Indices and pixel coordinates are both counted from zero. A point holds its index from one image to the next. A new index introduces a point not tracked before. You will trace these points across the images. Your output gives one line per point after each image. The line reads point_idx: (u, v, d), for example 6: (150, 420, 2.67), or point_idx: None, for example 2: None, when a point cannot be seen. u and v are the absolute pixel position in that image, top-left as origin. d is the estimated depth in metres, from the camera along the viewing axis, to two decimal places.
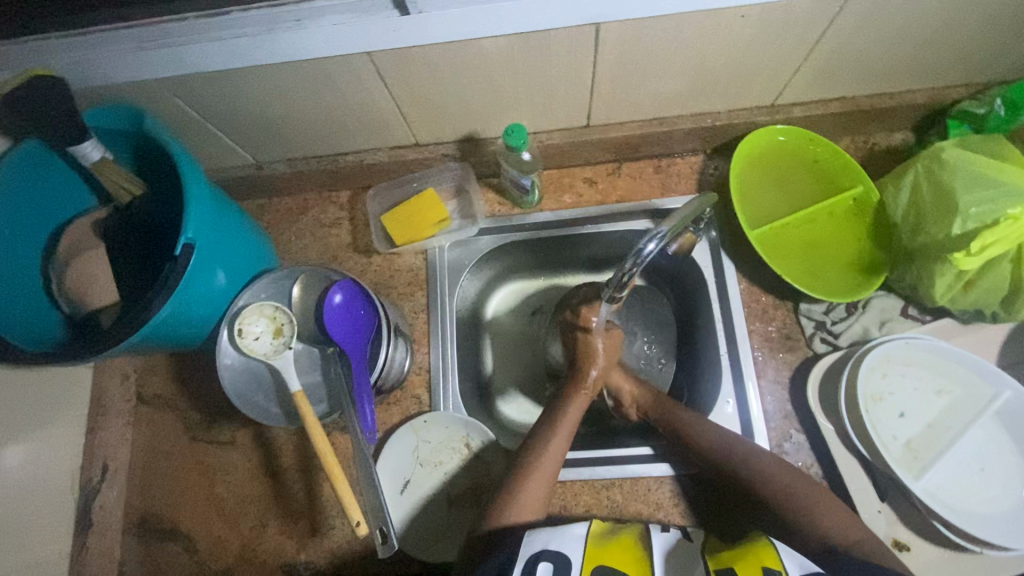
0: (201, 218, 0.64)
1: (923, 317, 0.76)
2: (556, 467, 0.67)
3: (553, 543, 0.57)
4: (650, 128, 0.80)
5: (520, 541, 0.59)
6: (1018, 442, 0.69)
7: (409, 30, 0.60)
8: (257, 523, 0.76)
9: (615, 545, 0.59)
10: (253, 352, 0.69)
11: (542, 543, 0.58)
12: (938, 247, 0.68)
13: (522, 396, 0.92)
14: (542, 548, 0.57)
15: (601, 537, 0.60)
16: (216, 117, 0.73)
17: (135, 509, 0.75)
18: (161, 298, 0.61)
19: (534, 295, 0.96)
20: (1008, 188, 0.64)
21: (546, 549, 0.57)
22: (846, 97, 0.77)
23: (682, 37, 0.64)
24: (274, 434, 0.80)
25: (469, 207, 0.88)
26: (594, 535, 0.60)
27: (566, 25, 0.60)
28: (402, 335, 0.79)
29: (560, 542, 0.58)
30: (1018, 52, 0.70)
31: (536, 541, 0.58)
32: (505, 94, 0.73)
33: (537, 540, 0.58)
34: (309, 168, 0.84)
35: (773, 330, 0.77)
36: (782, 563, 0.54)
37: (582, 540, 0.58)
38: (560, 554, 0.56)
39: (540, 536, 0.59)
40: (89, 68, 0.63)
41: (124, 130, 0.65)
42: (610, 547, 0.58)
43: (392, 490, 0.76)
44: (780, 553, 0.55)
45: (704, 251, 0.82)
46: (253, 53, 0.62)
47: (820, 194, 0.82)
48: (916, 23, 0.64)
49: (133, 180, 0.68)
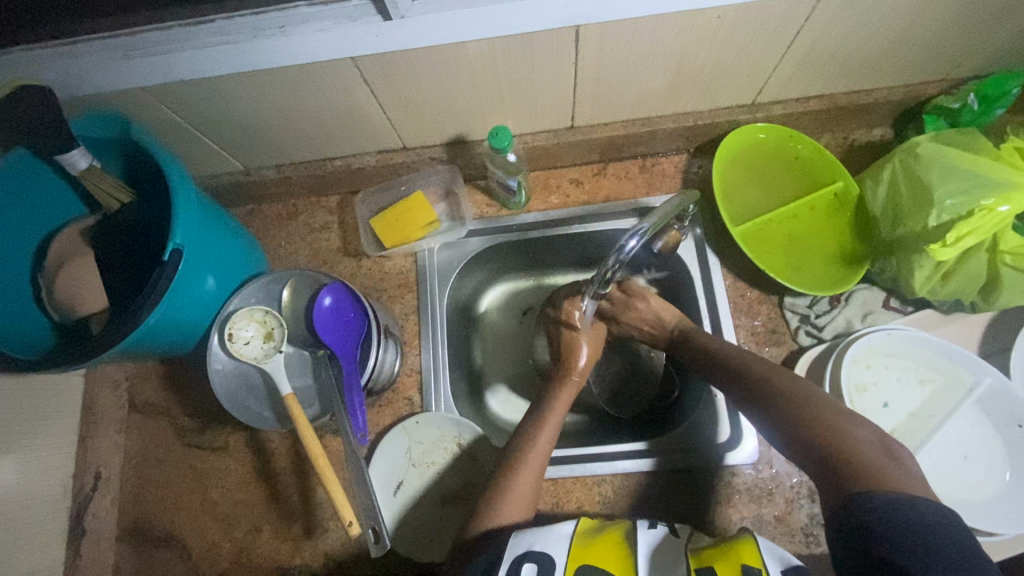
0: (189, 225, 0.64)
1: (905, 308, 0.78)
2: (543, 461, 0.68)
3: (538, 544, 0.58)
4: (634, 128, 0.81)
5: (506, 543, 0.60)
6: (1000, 428, 0.70)
7: (393, 35, 0.61)
8: (252, 528, 0.76)
9: (601, 543, 0.59)
10: (243, 357, 0.69)
11: (527, 544, 0.58)
12: (916, 240, 0.70)
13: (512, 394, 0.93)
14: (527, 549, 0.58)
15: (586, 535, 0.60)
16: (204, 124, 0.74)
17: (128, 516, 0.77)
18: (150, 305, 0.61)
19: (523, 295, 0.98)
20: (982, 180, 0.66)
21: (531, 551, 0.57)
22: (825, 95, 0.79)
23: (660, 38, 0.65)
24: (268, 438, 0.80)
25: (457, 209, 0.89)
26: (580, 533, 0.60)
27: (545, 28, 0.61)
28: (392, 336, 0.79)
29: (545, 542, 0.58)
30: (990, 47, 0.71)
31: (522, 543, 0.59)
32: (489, 97, 0.74)
33: (523, 541, 0.59)
34: (297, 173, 0.85)
35: (759, 324, 0.79)
36: (761, 561, 0.56)
37: (568, 539, 0.59)
38: (545, 555, 0.57)
39: (526, 537, 0.60)
40: (76, 78, 0.64)
41: (112, 138, 0.66)
42: (596, 544, 0.59)
43: (385, 492, 0.77)
44: (761, 552, 0.57)
45: (690, 248, 0.83)
46: (237, 60, 0.62)
47: (802, 190, 0.83)
48: (888, 21, 0.65)
49: (123, 188, 0.68)
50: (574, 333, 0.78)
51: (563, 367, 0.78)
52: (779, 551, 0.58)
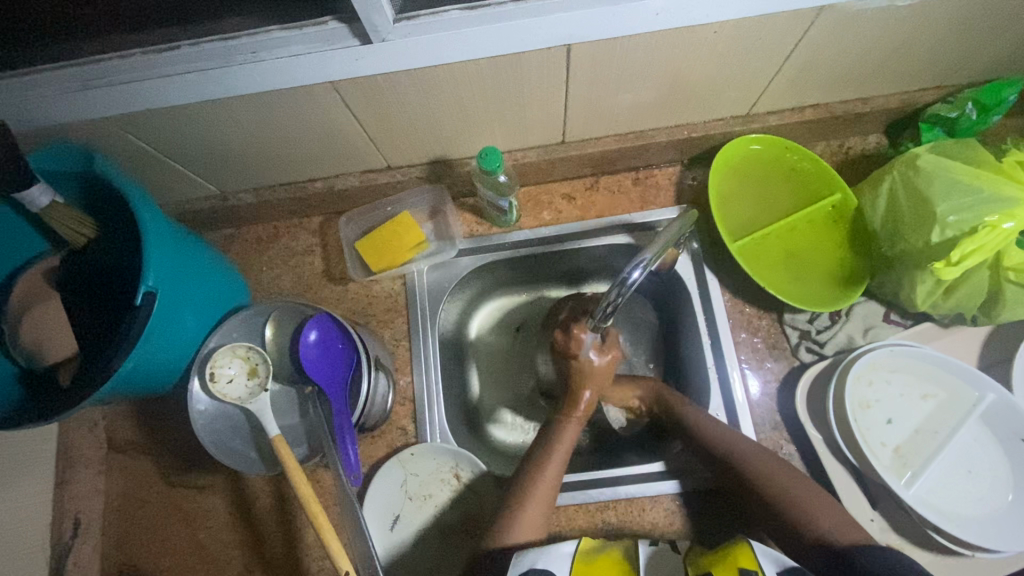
0: (162, 263, 0.60)
1: (905, 321, 0.77)
2: (553, 489, 0.65)
3: (540, 561, 0.56)
4: (626, 142, 0.79)
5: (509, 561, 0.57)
6: (1002, 442, 0.70)
7: (374, 59, 0.57)
8: (243, 570, 0.73)
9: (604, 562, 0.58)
10: (227, 397, 0.66)
11: (529, 562, 0.56)
12: (918, 255, 0.69)
13: (510, 417, 0.91)
14: (529, 567, 0.55)
15: (588, 553, 0.59)
16: (173, 152, 0.69)
17: (112, 560, 0.73)
18: (126, 349, 0.57)
19: (517, 310, 0.95)
20: (987, 195, 0.64)
21: (533, 569, 0.55)
22: (821, 104, 0.77)
23: (653, 53, 0.62)
24: (253, 478, 0.76)
25: (446, 228, 0.85)
26: (582, 550, 0.59)
27: (536, 47, 0.58)
28: (383, 367, 0.76)
29: (547, 560, 0.56)
30: (987, 56, 0.70)
31: (525, 560, 0.56)
32: (476, 116, 0.70)
33: (525, 559, 0.57)
34: (277, 197, 0.81)
35: (759, 340, 0.77)
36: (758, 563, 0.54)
37: (570, 557, 0.57)
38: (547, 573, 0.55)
39: (527, 554, 0.57)
40: (30, 110, 0.59)
41: (72, 171, 0.62)
42: (599, 563, 0.58)
43: (381, 527, 0.74)
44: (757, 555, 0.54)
45: (687, 264, 0.81)
46: (206, 87, 0.59)
47: (799, 201, 0.81)
48: (884, 33, 0.63)
49: (86, 219, 0.63)
50: (579, 363, 0.74)
51: (572, 396, 0.74)
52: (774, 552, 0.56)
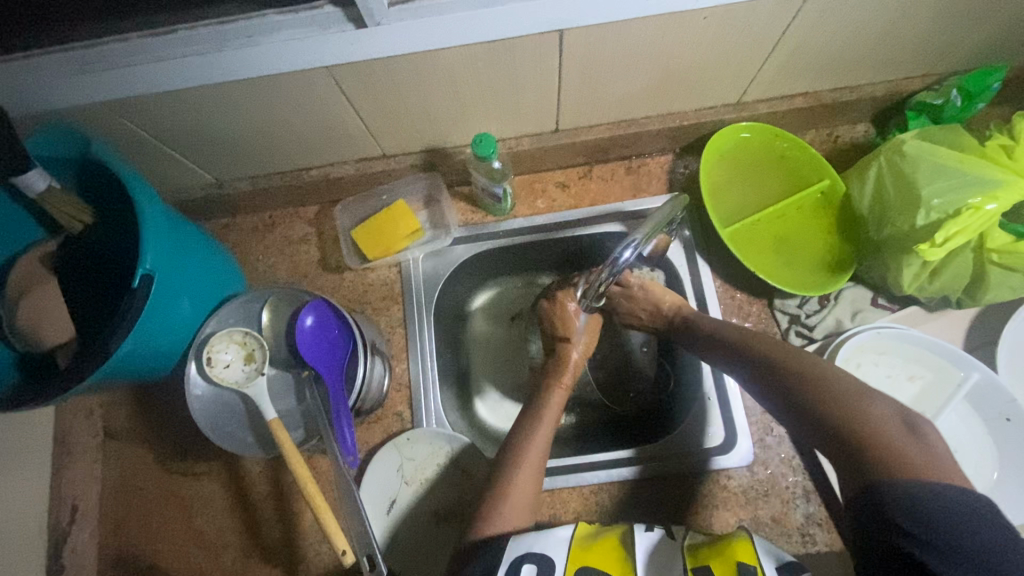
0: (159, 246, 0.61)
1: (892, 305, 0.78)
2: (542, 460, 0.66)
3: (537, 546, 0.56)
4: (619, 130, 0.80)
5: (503, 545, 0.57)
6: (987, 422, 0.71)
7: (369, 44, 0.58)
8: (240, 555, 0.73)
9: (603, 546, 0.57)
10: (224, 381, 0.67)
11: (527, 545, 0.57)
12: (905, 239, 0.70)
13: (503, 403, 0.91)
14: (525, 551, 0.56)
15: (584, 539, 0.58)
16: (169, 137, 0.70)
17: (110, 547, 0.73)
18: (124, 331, 0.58)
19: (511, 299, 0.96)
20: (971, 178, 0.66)
21: (531, 552, 0.56)
22: (810, 93, 0.78)
23: (645, 39, 0.63)
24: (250, 464, 0.77)
25: (441, 216, 0.86)
26: (579, 536, 0.58)
27: (530, 32, 0.59)
28: (379, 352, 0.77)
29: (544, 543, 0.56)
30: (971, 44, 0.71)
31: (520, 545, 0.57)
32: (470, 102, 0.71)
33: (521, 544, 0.57)
34: (273, 185, 0.82)
35: (750, 325, 0.78)
36: (757, 560, 0.54)
37: (567, 543, 0.57)
38: (543, 557, 0.55)
39: (524, 539, 0.57)
40: (27, 92, 0.60)
41: (70, 156, 0.62)
42: (595, 548, 0.57)
43: (379, 510, 0.75)
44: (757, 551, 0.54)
45: (679, 251, 0.82)
46: (203, 71, 0.59)
47: (787, 188, 0.82)
48: (870, 19, 0.64)
49: (84, 206, 0.64)
50: (566, 345, 0.77)
51: (557, 360, 0.76)
52: (774, 548, 0.55)
